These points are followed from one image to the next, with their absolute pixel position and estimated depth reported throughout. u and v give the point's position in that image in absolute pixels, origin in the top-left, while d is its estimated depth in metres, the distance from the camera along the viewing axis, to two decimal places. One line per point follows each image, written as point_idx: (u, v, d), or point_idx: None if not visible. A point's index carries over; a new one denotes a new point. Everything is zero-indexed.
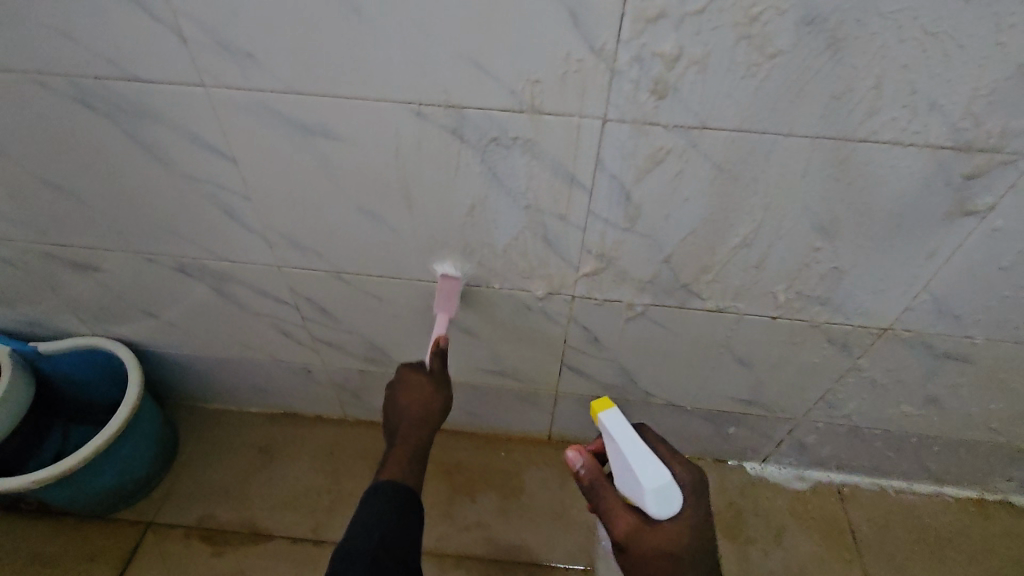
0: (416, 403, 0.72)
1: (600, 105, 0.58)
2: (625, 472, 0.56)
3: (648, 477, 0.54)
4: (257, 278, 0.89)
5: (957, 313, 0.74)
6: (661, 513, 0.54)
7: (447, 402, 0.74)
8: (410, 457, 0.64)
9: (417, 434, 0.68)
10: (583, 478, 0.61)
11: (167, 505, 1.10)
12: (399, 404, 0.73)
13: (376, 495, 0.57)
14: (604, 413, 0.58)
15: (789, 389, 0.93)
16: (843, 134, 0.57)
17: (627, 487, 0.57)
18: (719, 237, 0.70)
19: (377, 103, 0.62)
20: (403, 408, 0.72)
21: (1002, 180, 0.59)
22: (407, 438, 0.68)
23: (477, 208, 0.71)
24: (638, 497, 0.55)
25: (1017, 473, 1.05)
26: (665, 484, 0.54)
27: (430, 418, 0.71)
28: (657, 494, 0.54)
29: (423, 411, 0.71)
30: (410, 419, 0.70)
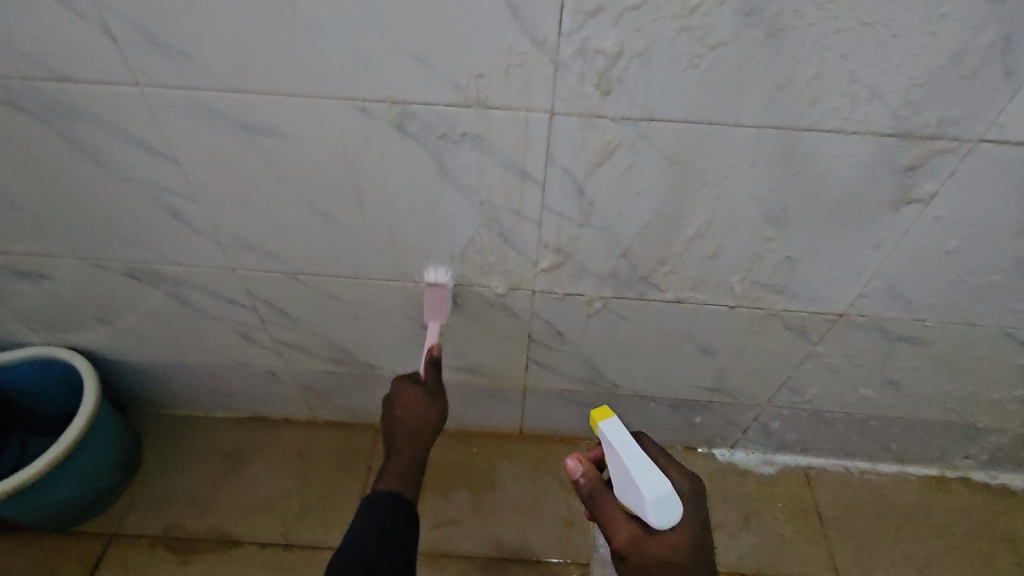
0: (414, 411, 0.73)
1: (546, 98, 0.58)
2: (625, 483, 0.56)
3: (648, 487, 0.53)
4: (212, 281, 0.87)
5: (907, 297, 0.76)
6: (661, 524, 0.53)
7: (442, 412, 0.76)
8: (406, 467, 0.66)
9: (412, 446, 0.69)
10: (583, 487, 0.60)
11: (131, 514, 1.08)
12: (395, 416, 0.74)
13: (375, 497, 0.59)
14: (603, 421, 0.58)
15: (752, 376, 0.94)
16: (788, 123, 0.58)
17: (627, 497, 0.56)
18: (673, 229, 0.70)
19: (321, 100, 0.61)
20: (399, 417, 0.73)
21: (943, 168, 0.60)
22: (401, 450, 0.68)
23: (444, 257, 0.78)
24: (638, 507, 0.55)
25: (974, 450, 1.09)
26: (665, 493, 0.53)
27: (427, 426, 0.72)
28: (658, 504, 0.53)
29: (419, 419, 0.73)
30: (407, 427, 0.72)
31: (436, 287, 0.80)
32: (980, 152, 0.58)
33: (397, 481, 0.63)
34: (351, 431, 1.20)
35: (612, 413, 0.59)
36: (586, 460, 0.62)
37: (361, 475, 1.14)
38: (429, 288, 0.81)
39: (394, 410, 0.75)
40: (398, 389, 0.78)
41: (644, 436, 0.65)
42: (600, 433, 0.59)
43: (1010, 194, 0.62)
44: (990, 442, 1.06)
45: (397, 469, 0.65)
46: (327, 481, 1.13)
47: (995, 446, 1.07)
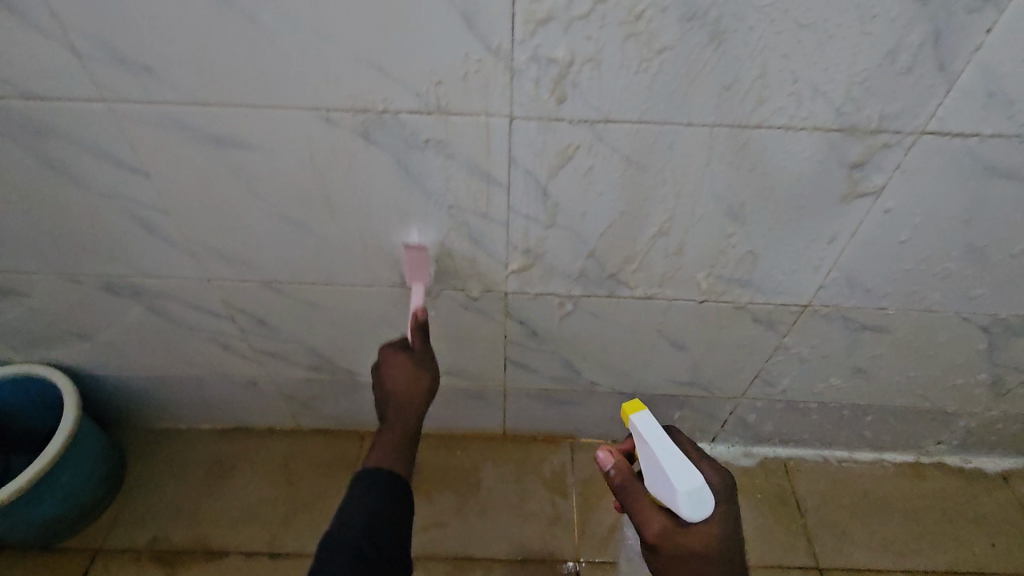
0: (402, 383, 0.70)
1: (504, 103, 0.60)
2: (658, 475, 0.58)
3: (681, 479, 0.55)
4: (189, 292, 0.88)
5: (867, 287, 0.78)
6: (693, 517, 0.55)
7: (432, 384, 0.71)
8: (394, 442, 0.62)
9: (402, 418, 0.66)
10: (613, 478, 0.62)
11: (116, 529, 1.08)
12: (384, 388, 0.70)
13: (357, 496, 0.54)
14: (635, 415, 0.61)
15: (725, 369, 0.96)
16: (737, 121, 0.60)
17: (659, 489, 0.59)
18: (637, 227, 0.72)
19: (287, 111, 0.62)
20: (390, 387, 0.70)
21: (889, 161, 0.63)
22: (393, 422, 0.66)
23: (432, 264, 0.79)
24: (670, 500, 0.57)
25: (946, 435, 1.11)
26: (696, 487, 0.55)
27: (416, 397, 0.69)
28: (689, 496, 0.55)
29: (411, 395, 0.69)
30: (401, 398, 0.69)
31: (423, 274, 0.79)
32: (923, 143, 0.61)
33: (387, 458, 0.60)
34: (335, 438, 1.20)
35: (644, 406, 0.63)
36: (617, 452, 0.63)
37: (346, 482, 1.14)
38: (418, 270, 0.79)
39: (385, 382, 0.71)
40: (385, 356, 0.75)
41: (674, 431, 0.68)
42: (632, 426, 0.62)
43: (955, 184, 0.65)
44: (961, 426, 1.08)
45: (385, 444, 0.62)
46: (312, 489, 1.13)
47: (967, 430, 1.09)
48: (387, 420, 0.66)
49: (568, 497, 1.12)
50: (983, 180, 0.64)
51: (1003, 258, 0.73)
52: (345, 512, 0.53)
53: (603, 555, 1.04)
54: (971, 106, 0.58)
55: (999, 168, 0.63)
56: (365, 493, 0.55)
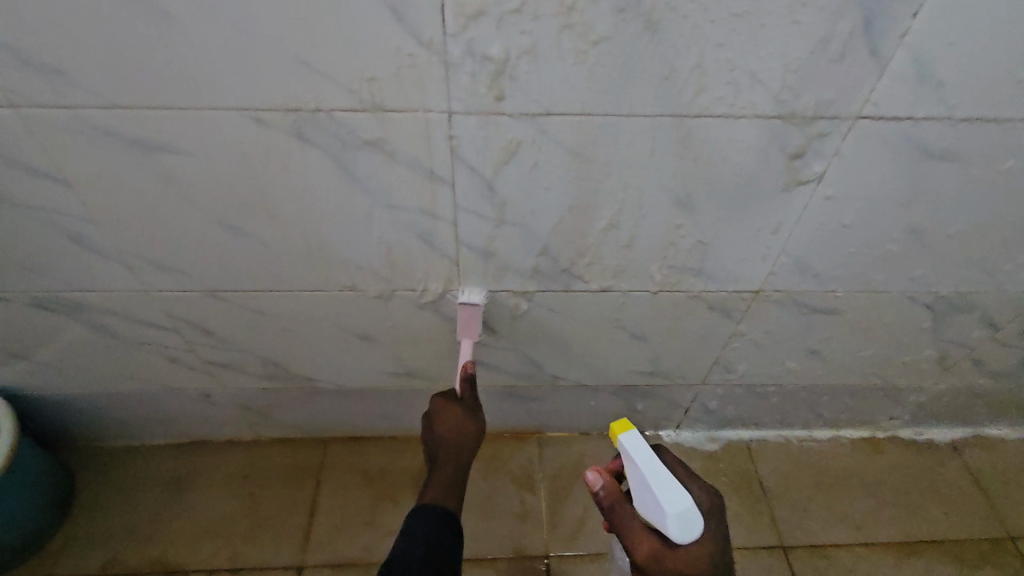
0: (452, 429, 0.77)
1: (442, 99, 0.58)
2: (647, 496, 0.60)
3: (670, 502, 0.58)
4: (127, 305, 0.84)
5: (816, 271, 0.79)
6: (682, 539, 0.58)
7: (480, 432, 0.79)
8: (448, 482, 0.72)
9: (454, 464, 0.74)
10: (602, 499, 0.62)
11: (66, 554, 1.03)
12: (434, 431, 0.79)
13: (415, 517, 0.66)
14: (624, 436, 0.62)
15: (684, 358, 0.97)
16: (678, 111, 0.60)
17: (646, 509, 0.61)
18: (587, 221, 0.72)
19: (214, 112, 0.59)
20: (438, 432, 0.79)
21: (827, 148, 0.63)
22: (445, 470, 0.73)
23: (480, 323, 0.85)
24: (658, 520, 0.59)
25: (898, 410, 1.15)
26: (686, 509, 0.58)
27: (466, 443, 0.77)
28: (678, 519, 0.57)
29: (459, 437, 0.77)
30: (452, 446, 0.76)
31: (473, 331, 0.85)
32: (859, 128, 0.62)
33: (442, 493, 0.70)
34: (297, 446, 1.17)
35: (631, 426, 0.63)
36: (604, 471, 0.63)
37: (310, 490, 1.11)
38: (468, 328, 0.85)
39: (436, 428, 0.79)
40: (439, 406, 0.81)
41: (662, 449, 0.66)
42: (620, 446, 0.63)
43: (892, 167, 0.66)
44: (912, 401, 1.12)
45: (440, 482, 0.72)
46: (274, 500, 1.10)
47: (917, 404, 1.13)
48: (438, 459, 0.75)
49: (537, 492, 1.11)
50: (918, 163, 0.66)
51: (941, 238, 0.75)
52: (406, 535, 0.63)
53: (572, 546, 1.05)
54: (902, 91, 0.58)
55: (932, 150, 0.64)
56: (424, 519, 0.65)
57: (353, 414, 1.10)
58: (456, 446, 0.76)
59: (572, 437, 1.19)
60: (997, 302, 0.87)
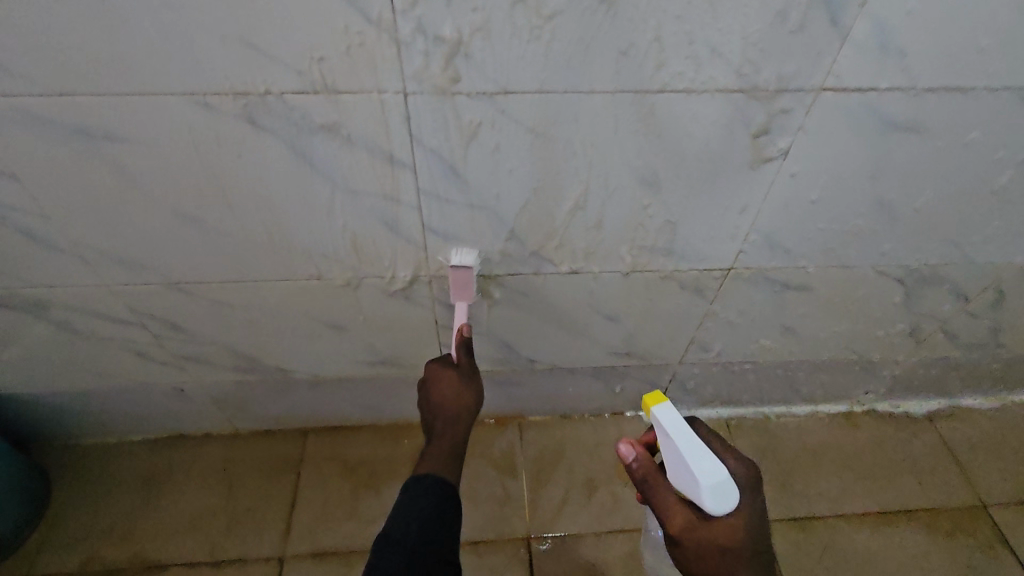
0: (449, 395, 0.70)
1: (396, 78, 0.57)
2: (680, 467, 0.59)
3: (705, 473, 0.57)
4: (89, 300, 0.82)
5: (786, 248, 0.79)
6: (718, 510, 0.57)
7: (480, 396, 0.72)
8: (448, 453, 0.64)
9: (452, 430, 0.67)
10: (635, 472, 0.63)
11: (43, 554, 1.02)
12: (431, 400, 0.71)
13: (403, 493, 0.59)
14: (658, 408, 0.61)
15: (660, 339, 0.97)
16: (639, 87, 0.58)
17: (681, 481, 0.60)
18: (554, 203, 0.70)
19: (159, 97, 0.57)
20: (436, 400, 0.71)
21: (792, 122, 0.63)
22: (442, 434, 0.67)
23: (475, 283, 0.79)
24: (694, 492, 0.58)
25: (874, 384, 1.16)
26: (721, 481, 0.57)
27: (464, 409, 0.69)
28: (714, 490, 0.56)
29: (459, 403, 0.69)
30: (449, 411, 0.69)
31: (467, 292, 0.79)
32: (823, 101, 0.61)
33: (441, 466, 0.63)
34: (276, 438, 1.16)
35: (665, 397, 0.62)
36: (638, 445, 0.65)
37: (290, 481, 1.11)
38: (462, 288, 0.79)
39: (433, 393, 0.71)
40: (434, 373, 0.74)
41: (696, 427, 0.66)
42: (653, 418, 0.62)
43: (858, 141, 0.65)
44: (887, 375, 1.13)
45: (438, 453, 0.64)
46: (255, 492, 1.10)
47: (893, 378, 1.14)
48: (436, 430, 0.68)
49: (518, 477, 1.11)
50: (884, 135, 0.65)
51: (909, 212, 0.75)
52: (403, 514, 0.57)
53: (553, 529, 1.05)
54: (865, 62, 0.57)
55: (897, 122, 0.64)
56: (423, 495, 0.58)
57: (331, 404, 1.10)
58: (455, 411, 0.69)
59: (553, 421, 1.19)
60: (966, 275, 0.87)
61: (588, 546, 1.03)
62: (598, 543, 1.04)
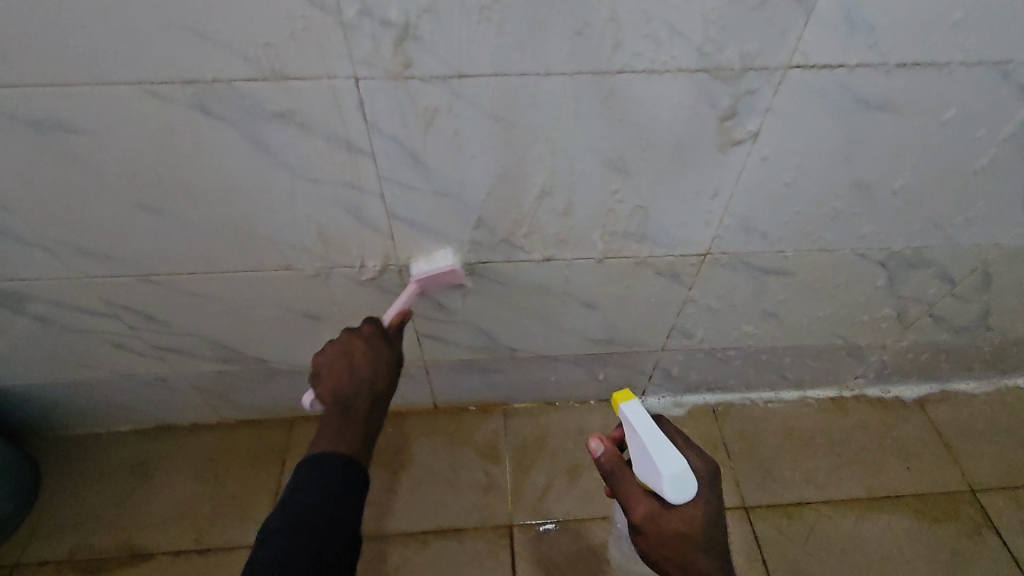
0: (381, 373, 0.67)
1: (346, 63, 0.55)
2: (643, 460, 0.60)
3: (665, 464, 0.57)
4: (61, 293, 0.82)
5: (762, 232, 0.77)
6: (677, 501, 0.57)
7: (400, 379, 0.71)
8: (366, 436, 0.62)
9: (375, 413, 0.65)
10: (603, 464, 0.62)
11: (33, 542, 1.03)
12: (358, 370, 0.66)
13: (321, 467, 0.57)
14: (625, 404, 0.62)
15: (640, 325, 0.96)
16: (597, 69, 0.57)
17: (645, 474, 0.60)
18: (520, 189, 0.69)
19: (108, 87, 0.56)
20: (363, 372, 0.66)
21: (759, 103, 0.61)
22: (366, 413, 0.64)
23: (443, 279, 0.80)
24: (655, 483, 0.58)
25: (863, 369, 1.15)
26: (681, 472, 0.57)
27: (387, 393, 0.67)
28: (673, 480, 0.57)
29: (385, 386, 0.67)
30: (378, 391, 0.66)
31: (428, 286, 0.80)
32: (791, 79, 0.59)
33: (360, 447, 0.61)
34: (262, 427, 1.17)
35: (632, 396, 0.64)
36: (606, 439, 0.64)
37: (275, 470, 1.12)
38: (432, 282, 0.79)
39: (360, 363, 0.67)
40: (367, 340, 0.70)
41: (665, 420, 0.66)
42: (622, 415, 0.63)
43: (830, 121, 0.63)
44: (876, 359, 1.11)
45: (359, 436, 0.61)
46: (240, 481, 1.10)
47: (881, 362, 1.13)
48: (359, 405, 0.64)
49: (501, 464, 1.11)
50: (857, 115, 0.63)
51: (887, 194, 0.73)
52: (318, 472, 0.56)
53: (535, 516, 1.05)
54: (831, 38, 0.55)
55: (870, 101, 0.62)
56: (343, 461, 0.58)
57: None
58: (376, 393, 0.66)
59: (537, 408, 1.19)
60: (951, 257, 0.85)
61: (569, 533, 1.03)
62: (579, 530, 1.04)
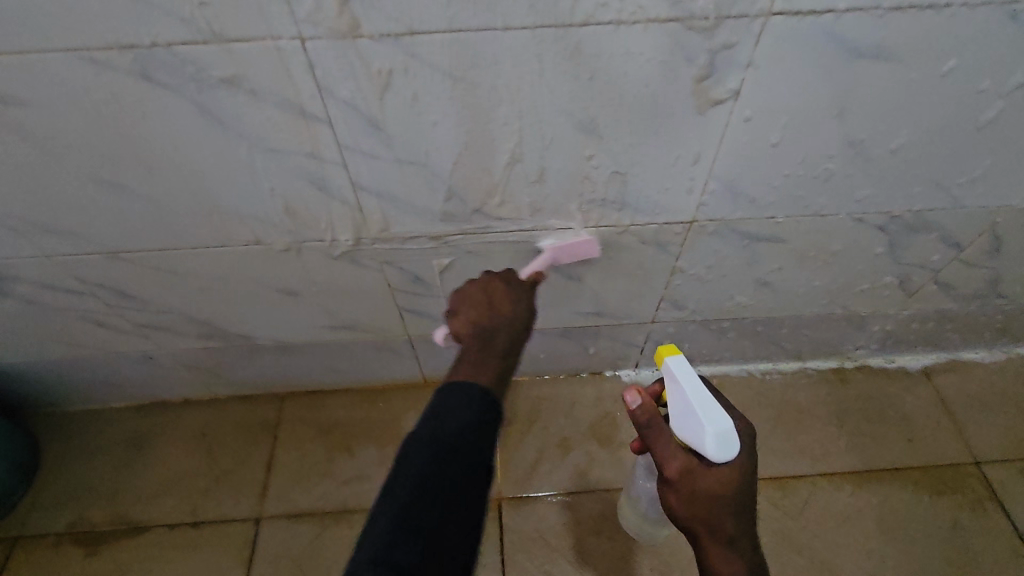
0: (506, 303, 0.65)
1: (289, 21, 0.52)
2: (686, 416, 0.57)
3: (710, 419, 0.55)
4: (34, 272, 0.81)
5: (750, 197, 0.73)
6: (720, 459, 0.55)
7: (529, 309, 0.67)
8: (483, 364, 0.55)
9: (503, 338, 0.60)
10: (639, 416, 0.59)
11: (34, 516, 1.05)
12: (493, 305, 0.65)
13: (453, 396, 0.49)
14: (671, 359, 0.61)
15: (628, 296, 0.93)
16: (560, 22, 0.53)
17: (685, 431, 0.58)
18: (488, 156, 0.66)
19: (41, 55, 0.53)
20: (502, 306, 0.65)
21: (739, 56, 0.56)
22: (484, 340, 0.59)
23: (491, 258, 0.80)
24: (695, 441, 0.56)
25: (865, 339, 1.11)
26: (725, 428, 0.55)
27: (518, 319, 0.64)
28: (717, 436, 0.55)
29: (514, 312, 0.64)
30: (503, 318, 0.63)
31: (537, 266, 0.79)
32: (773, 28, 0.54)
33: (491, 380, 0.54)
34: (253, 403, 1.17)
35: (679, 353, 0.62)
36: (643, 391, 0.60)
37: (267, 445, 1.12)
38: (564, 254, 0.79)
39: (500, 299, 0.66)
40: (484, 284, 0.69)
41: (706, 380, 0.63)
42: (666, 370, 0.61)
43: (819, 74, 0.58)
44: (878, 329, 1.07)
45: (486, 366, 0.55)
46: (233, 455, 1.11)
47: (885, 332, 1.09)
48: (484, 335, 0.60)
49: None
50: (849, 66, 0.58)
51: (883, 154, 0.68)
52: (442, 409, 0.49)
53: (524, 489, 1.04)
54: None
55: (862, 51, 0.56)
56: (452, 404, 0.49)
57: (302, 369, 1.09)
58: (519, 329, 0.62)
59: (529, 381, 1.18)
60: (957, 220, 0.80)
61: (559, 506, 1.02)
62: (569, 504, 1.03)
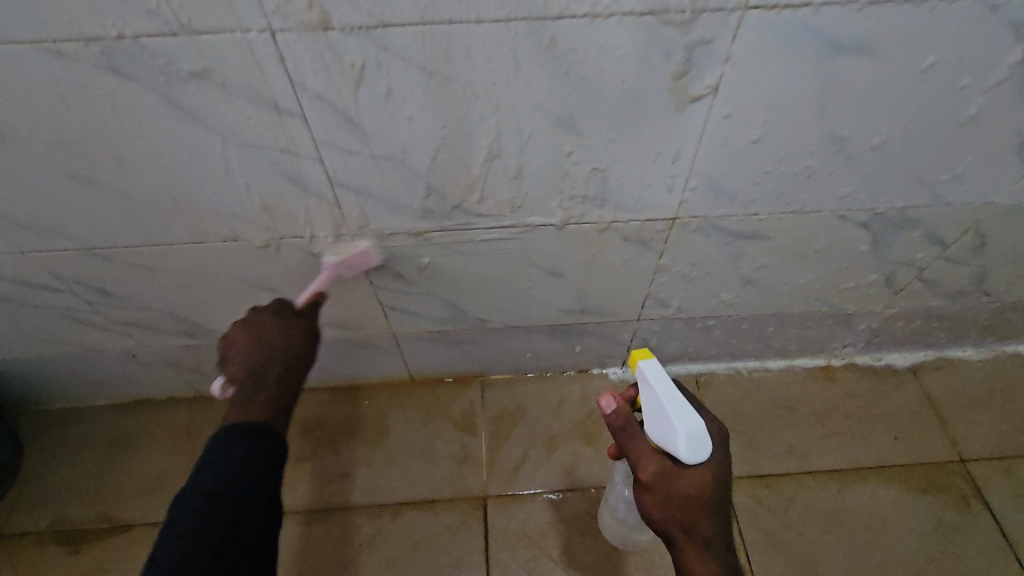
0: (278, 335, 0.73)
1: (257, 13, 0.51)
2: (659, 420, 0.57)
3: (681, 422, 0.55)
4: (9, 268, 0.80)
5: (733, 193, 0.72)
6: (692, 460, 0.55)
7: (307, 335, 0.75)
8: (262, 404, 0.66)
9: (276, 371, 0.69)
10: (613, 420, 0.60)
11: (15, 515, 1.04)
12: (259, 338, 0.72)
13: (227, 448, 0.60)
14: (644, 362, 0.60)
15: (612, 293, 0.92)
16: (534, 15, 0.52)
17: (659, 434, 0.58)
18: (466, 152, 0.65)
19: (4, 47, 0.52)
20: (268, 339, 0.72)
21: (718, 50, 0.56)
22: (268, 375, 0.69)
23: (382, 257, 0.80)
24: (669, 444, 0.56)
25: (852, 337, 1.10)
26: (698, 430, 0.55)
27: (299, 351, 0.73)
28: (689, 438, 0.54)
29: (288, 345, 0.73)
30: (281, 352, 0.71)
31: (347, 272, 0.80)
32: (751, 21, 0.53)
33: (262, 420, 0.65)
34: None
35: (652, 355, 0.62)
36: (618, 397, 0.62)
37: None
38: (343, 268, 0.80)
39: (264, 332, 0.72)
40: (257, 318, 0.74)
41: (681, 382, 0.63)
42: (639, 373, 0.61)
43: (798, 69, 0.58)
44: (865, 327, 1.07)
45: (258, 407, 0.66)
46: None
47: (872, 330, 1.08)
48: (263, 371, 0.69)
49: (477, 435, 1.10)
50: (828, 60, 0.57)
51: (866, 151, 0.67)
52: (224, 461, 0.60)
53: (510, 487, 1.04)
54: None
55: (841, 45, 0.56)
56: (225, 452, 0.60)
57: None
58: (295, 359, 0.72)
59: (516, 379, 1.17)
60: (941, 218, 0.79)
61: (544, 504, 1.02)
62: (554, 503, 1.02)
